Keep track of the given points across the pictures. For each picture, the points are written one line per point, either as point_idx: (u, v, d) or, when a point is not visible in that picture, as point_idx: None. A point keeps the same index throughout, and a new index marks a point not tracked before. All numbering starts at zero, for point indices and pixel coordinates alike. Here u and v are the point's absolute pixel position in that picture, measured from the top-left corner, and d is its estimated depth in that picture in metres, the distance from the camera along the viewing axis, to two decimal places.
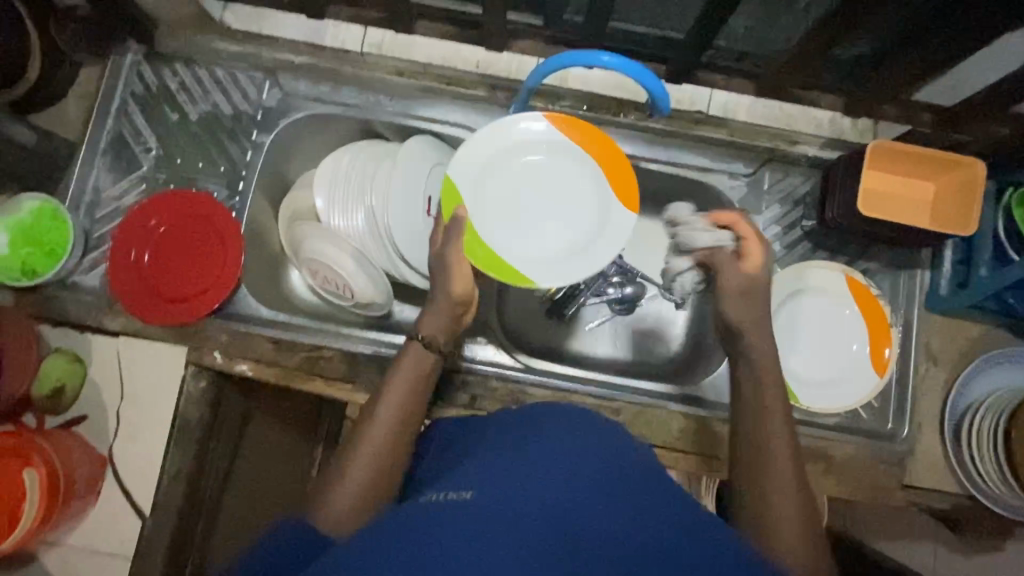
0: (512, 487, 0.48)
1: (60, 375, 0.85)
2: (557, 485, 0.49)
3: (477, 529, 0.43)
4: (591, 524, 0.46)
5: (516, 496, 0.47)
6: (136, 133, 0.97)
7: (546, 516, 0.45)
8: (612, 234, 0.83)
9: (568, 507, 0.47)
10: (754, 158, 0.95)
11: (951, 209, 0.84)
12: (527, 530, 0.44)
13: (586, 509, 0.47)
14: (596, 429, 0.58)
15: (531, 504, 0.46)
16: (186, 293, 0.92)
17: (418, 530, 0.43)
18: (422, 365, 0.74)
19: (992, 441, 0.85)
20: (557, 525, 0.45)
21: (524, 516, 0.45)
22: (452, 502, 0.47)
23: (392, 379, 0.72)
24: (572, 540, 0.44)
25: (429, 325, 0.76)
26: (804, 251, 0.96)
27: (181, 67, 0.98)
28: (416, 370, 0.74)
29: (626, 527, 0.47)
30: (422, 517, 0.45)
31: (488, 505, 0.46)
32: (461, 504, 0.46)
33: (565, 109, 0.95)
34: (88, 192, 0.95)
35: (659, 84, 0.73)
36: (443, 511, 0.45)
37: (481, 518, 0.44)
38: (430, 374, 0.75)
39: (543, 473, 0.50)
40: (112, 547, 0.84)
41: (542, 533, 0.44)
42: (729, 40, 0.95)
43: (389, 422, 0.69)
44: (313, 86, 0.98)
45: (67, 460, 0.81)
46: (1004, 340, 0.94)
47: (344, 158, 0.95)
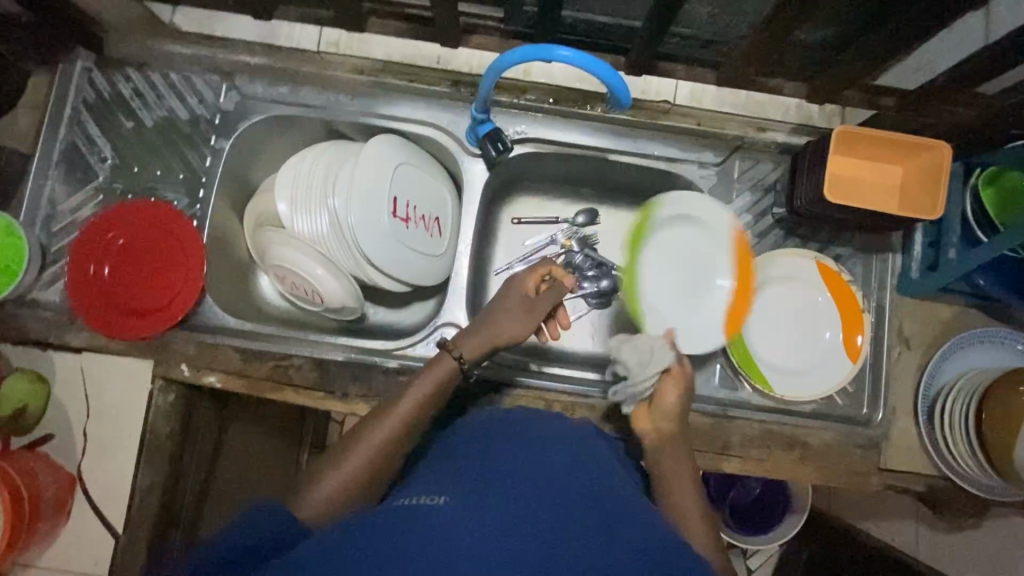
0: (482, 495, 0.49)
1: (22, 396, 0.83)
2: (525, 492, 0.50)
3: (448, 538, 0.44)
4: (560, 533, 0.47)
5: (486, 503, 0.48)
6: (90, 143, 0.94)
7: (514, 522, 0.46)
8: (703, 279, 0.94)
9: (537, 515, 0.48)
10: (723, 148, 0.94)
11: (918, 193, 0.84)
12: (497, 536, 0.45)
13: (554, 519, 0.48)
14: (581, 452, 0.60)
15: (500, 512, 0.47)
16: (148, 306, 0.90)
17: (389, 529, 0.45)
18: (447, 378, 0.75)
19: (964, 423, 0.84)
20: (523, 527, 0.46)
21: (495, 523, 0.46)
22: (425, 508, 0.48)
23: (411, 387, 0.73)
24: (544, 547, 0.45)
25: (468, 348, 0.77)
26: (776, 239, 0.95)
27: (134, 73, 0.96)
28: (434, 382, 0.74)
29: (596, 538, 0.48)
30: (392, 525, 0.46)
31: (460, 513, 0.47)
32: (432, 510, 0.47)
33: (531, 102, 0.94)
34: (44, 205, 0.93)
35: (618, 77, 0.72)
36: (414, 518, 0.46)
37: (451, 525, 0.45)
38: (447, 392, 0.75)
39: (513, 484, 0.51)
40: (85, 566, 0.83)
41: (508, 535, 0.45)
42: (691, 27, 0.93)
43: (391, 428, 0.69)
44: (271, 87, 0.95)
45: (32, 483, 0.80)
46: (976, 320, 0.93)
47: (311, 158, 0.93)
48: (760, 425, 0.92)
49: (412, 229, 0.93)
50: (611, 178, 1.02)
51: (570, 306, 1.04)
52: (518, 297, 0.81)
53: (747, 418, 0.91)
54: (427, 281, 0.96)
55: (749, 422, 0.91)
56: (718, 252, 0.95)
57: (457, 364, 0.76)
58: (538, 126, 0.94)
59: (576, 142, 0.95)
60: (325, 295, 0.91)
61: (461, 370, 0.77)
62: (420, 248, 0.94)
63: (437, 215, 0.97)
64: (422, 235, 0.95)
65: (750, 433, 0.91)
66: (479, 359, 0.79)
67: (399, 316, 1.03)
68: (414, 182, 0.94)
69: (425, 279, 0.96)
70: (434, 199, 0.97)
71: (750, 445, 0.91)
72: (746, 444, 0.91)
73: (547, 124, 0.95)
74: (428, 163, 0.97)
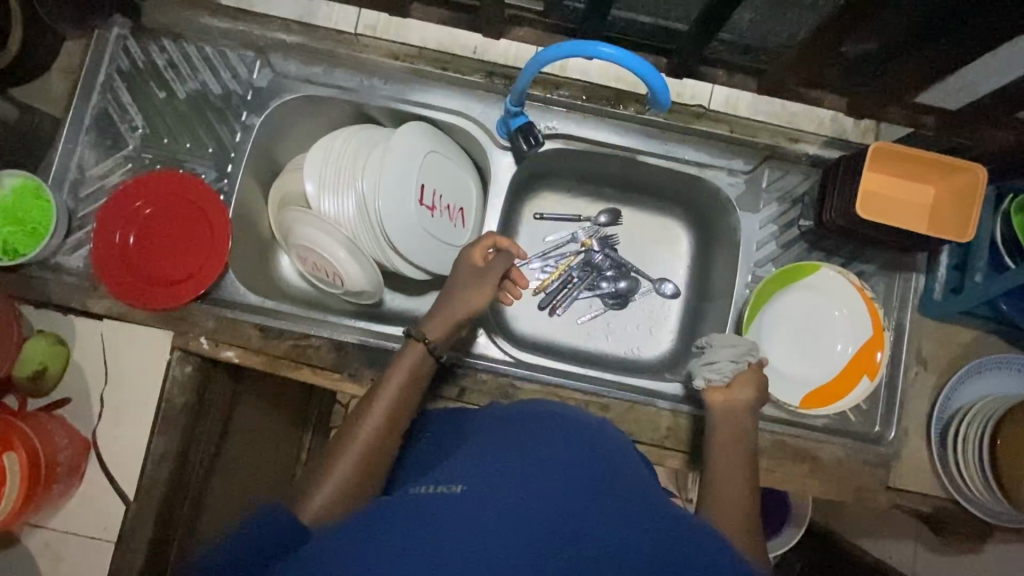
0: (497, 483, 0.49)
1: (41, 358, 0.84)
2: (540, 479, 0.49)
3: (460, 532, 0.45)
4: (575, 519, 0.46)
5: (501, 491, 0.48)
6: (122, 111, 0.94)
7: (528, 515, 0.46)
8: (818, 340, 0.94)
9: (552, 504, 0.47)
10: (754, 156, 0.94)
11: (948, 214, 0.83)
12: (510, 530, 0.45)
13: (570, 510, 0.47)
14: (597, 432, 0.59)
15: (514, 504, 0.47)
16: (170, 277, 0.90)
17: (405, 522, 0.46)
18: (418, 366, 0.79)
19: (977, 447, 0.84)
20: (537, 515, 0.46)
21: (508, 516, 0.46)
22: (438, 497, 0.48)
23: (387, 380, 0.77)
24: (559, 534, 0.45)
25: (431, 331, 0.82)
26: (801, 251, 0.95)
27: (169, 43, 0.96)
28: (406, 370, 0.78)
29: (613, 520, 0.47)
30: (405, 519, 0.46)
31: (476, 503, 0.47)
32: (445, 501, 0.48)
33: (563, 98, 0.93)
34: (72, 170, 0.93)
35: (660, 78, 0.72)
36: (428, 510, 0.47)
37: (465, 517, 0.46)
38: (422, 379, 0.79)
39: (530, 470, 0.50)
40: (95, 531, 0.83)
41: (521, 524, 0.45)
42: (733, 32, 0.93)
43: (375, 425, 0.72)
44: (305, 67, 0.95)
45: (48, 444, 0.80)
46: (995, 346, 0.93)
47: (339, 140, 0.93)
48: (771, 436, 0.92)
49: (436, 217, 0.93)
50: (637, 179, 1.01)
51: (587, 304, 1.05)
52: (468, 272, 0.87)
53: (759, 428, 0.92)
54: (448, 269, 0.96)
55: (760, 432, 0.92)
56: (741, 261, 0.95)
57: (423, 345, 0.80)
58: (569, 122, 0.94)
59: (606, 142, 0.94)
60: (345, 275, 0.91)
61: (429, 351, 0.80)
62: (443, 237, 0.94)
63: (461, 205, 0.97)
64: (446, 224, 0.95)
65: (761, 443, 0.92)
66: (446, 338, 0.82)
67: (417, 304, 1.04)
68: (441, 171, 0.93)
69: (446, 268, 0.96)
70: (459, 188, 0.96)
71: (761, 455, 0.91)
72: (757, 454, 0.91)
73: (578, 122, 0.94)
74: (456, 152, 0.97)
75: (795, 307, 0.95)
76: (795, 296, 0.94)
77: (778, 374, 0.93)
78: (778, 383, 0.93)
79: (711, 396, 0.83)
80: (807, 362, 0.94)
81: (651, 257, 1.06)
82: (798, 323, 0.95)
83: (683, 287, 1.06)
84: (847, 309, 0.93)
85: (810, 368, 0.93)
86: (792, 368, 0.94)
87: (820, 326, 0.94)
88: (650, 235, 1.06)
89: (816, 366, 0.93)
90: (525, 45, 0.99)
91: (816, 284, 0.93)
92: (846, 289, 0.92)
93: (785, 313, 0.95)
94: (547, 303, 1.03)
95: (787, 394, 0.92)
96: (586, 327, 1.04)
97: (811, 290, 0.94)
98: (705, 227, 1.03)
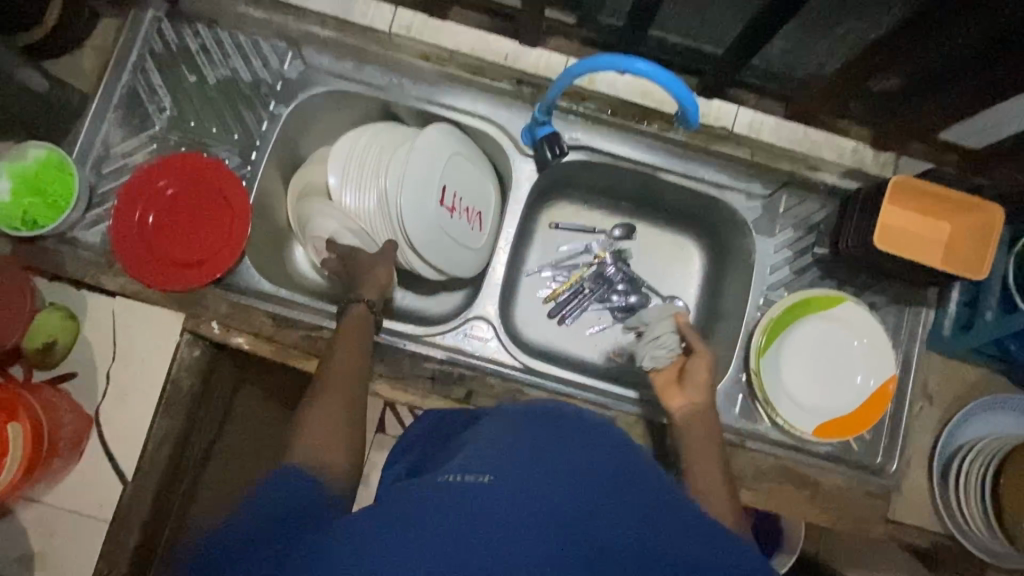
0: (526, 476, 0.49)
1: (50, 331, 0.83)
2: (567, 474, 0.50)
3: (491, 529, 0.46)
4: (599, 526, 0.48)
5: (529, 487, 0.49)
6: (151, 91, 0.95)
7: (557, 515, 0.47)
8: (836, 369, 0.93)
9: (578, 504, 0.48)
10: (773, 181, 0.95)
11: (964, 251, 0.84)
12: (538, 528, 0.46)
13: (594, 515, 0.48)
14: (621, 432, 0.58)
15: (542, 504, 0.48)
16: (186, 260, 0.90)
17: (427, 517, 0.47)
18: (360, 324, 0.85)
19: (979, 484, 0.85)
20: (564, 520, 0.47)
21: (538, 514, 0.47)
22: (466, 489, 0.49)
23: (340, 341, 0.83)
24: (583, 539, 0.47)
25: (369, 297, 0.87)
26: (814, 278, 0.96)
27: (204, 29, 0.96)
28: (352, 329, 0.84)
29: (634, 527, 0.48)
30: (435, 512, 0.47)
31: (504, 498, 0.48)
32: (475, 493, 0.48)
33: (589, 111, 0.94)
34: (97, 146, 0.93)
35: (691, 97, 0.73)
36: (459, 502, 0.48)
37: (494, 512, 0.47)
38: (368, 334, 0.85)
39: (556, 470, 0.50)
40: (90, 508, 0.82)
41: (548, 528, 0.46)
42: (763, 59, 0.94)
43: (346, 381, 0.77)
44: (336, 61, 0.96)
45: (52, 417, 0.79)
46: (1000, 386, 0.94)
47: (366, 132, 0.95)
48: (773, 459, 0.92)
49: (455, 219, 0.93)
50: (655, 196, 1.02)
51: (597, 316, 1.05)
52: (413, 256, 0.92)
53: (762, 451, 0.92)
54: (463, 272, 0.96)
55: (763, 455, 0.92)
56: (754, 283, 0.95)
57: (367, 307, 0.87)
58: (593, 135, 0.95)
59: (627, 156, 0.95)
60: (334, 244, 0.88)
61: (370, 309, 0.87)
62: (460, 239, 0.94)
63: (480, 208, 0.97)
64: (464, 227, 0.95)
65: (763, 466, 0.92)
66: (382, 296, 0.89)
67: (428, 304, 1.04)
68: (463, 173, 0.94)
69: (461, 270, 0.96)
70: (480, 192, 0.97)
71: (762, 478, 0.91)
72: (758, 477, 0.91)
73: (602, 135, 0.95)
74: (479, 156, 0.98)
75: (816, 335, 0.93)
76: (815, 323, 0.93)
77: (792, 400, 0.92)
78: (793, 409, 0.91)
79: (668, 399, 0.85)
80: (824, 390, 0.92)
81: (664, 274, 1.07)
82: (817, 350, 0.93)
83: (692, 305, 1.06)
84: (868, 340, 0.93)
85: (825, 396, 0.92)
86: (808, 395, 0.92)
87: (837, 355, 0.93)
88: (663, 252, 1.07)
89: (832, 395, 0.92)
90: (556, 55, 0.99)
91: (837, 313, 0.93)
92: (864, 320, 0.92)
93: (806, 339, 0.93)
94: (557, 312, 1.03)
95: (801, 420, 0.91)
96: (594, 339, 1.04)
97: (832, 318, 0.93)
98: (720, 248, 1.04)
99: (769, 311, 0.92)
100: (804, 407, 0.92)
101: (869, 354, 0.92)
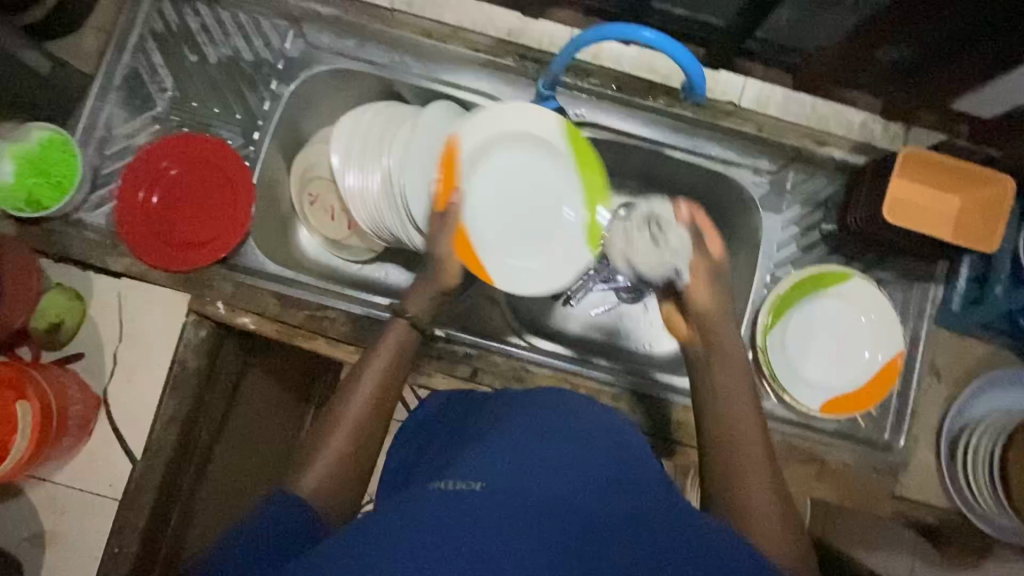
0: (518, 483, 0.48)
1: (59, 311, 0.84)
2: (559, 478, 0.49)
3: (483, 530, 0.44)
4: (597, 519, 0.47)
5: (521, 487, 0.48)
6: (153, 72, 0.94)
7: (547, 516, 0.46)
8: (845, 346, 0.92)
9: (573, 506, 0.47)
10: (780, 156, 0.93)
11: (973, 225, 0.83)
12: (531, 529, 0.45)
13: (591, 507, 0.48)
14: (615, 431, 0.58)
15: (537, 502, 0.47)
16: (192, 240, 0.90)
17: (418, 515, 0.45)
18: (398, 346, 0.75)
19: (986, 460, 0.85)
20: (562, 516, 0.46)
21: (531, 518, 0.45)
22: (459, 490, 0.48)
23: (368, 357, 0.74)
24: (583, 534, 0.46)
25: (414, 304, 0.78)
26: (821, 255, 0.95)
27: (204, 8, 0.96)
28: (391, 349, 0.74)
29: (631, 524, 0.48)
30: (423, 515, 0.45)
31: (496, 497, 0.47)
32: (466, 496, 0.47)
33: (594, 87, 0.93)
34: (100, 127, 0.93)
35: (697, 66, 0.71)
36: (448, 507, 0.45)
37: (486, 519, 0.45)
38: (407, 356, 0.76)
39: (549, 468, 0.51)
40: (101, 487, 0.83)
41: (544, 526, 0.45)
42: (770, 31, 0.94)
43: (362, 402, 0.70)
44: (338, 39, 0.95)
45: (62, 396, 0.80)
46: (1009, 361, 0.93)
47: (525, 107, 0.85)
48: (780, 437, 0.92)
49: None
50: (662, 175, 1.01)
51: (601, 297, 1.05)
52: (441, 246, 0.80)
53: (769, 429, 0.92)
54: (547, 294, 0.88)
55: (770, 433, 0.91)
56: (761, 260, 0.94)
57: (409, 324, 0.77)
58: (598, 111, 0.93)
59: (633, 133, 0.94)
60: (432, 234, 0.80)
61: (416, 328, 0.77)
62: None
63: None
64: None
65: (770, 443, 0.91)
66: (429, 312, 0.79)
67: None
68: None
69: None
70: None
71: None
72: None
73: (607, 111, 0.94)
74: None
75: (822, 314, 0.93)
76: (820, 301, 0.92)
77: (800, 378, 0.92)
78: (801, 387, 0.91)
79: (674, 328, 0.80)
80: (832, 368, 0.92)
81: None
82: (822, 329, 0.93)
83: None
84: (876, 316, 0.92)
85: (834, 373, 0.92)
86: (817, 373, 0.92)
87: (842, 333, 0.93)
88: None
89: (841, 372, 0.92)
90: (558, 28, 0.98)
91: (839, 291, 0.92)
92: (867, 295, 0.92)
93: (811, 319, 0.93)
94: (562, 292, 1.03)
95: (809, 397, 0.91)
96: (597, 320, 1.05)
97: (836, 297, 0.92)
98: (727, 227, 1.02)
99: (776, 289, 0.91)
100: (814, 386, 0.92)
101: (873, 330, 0.92)
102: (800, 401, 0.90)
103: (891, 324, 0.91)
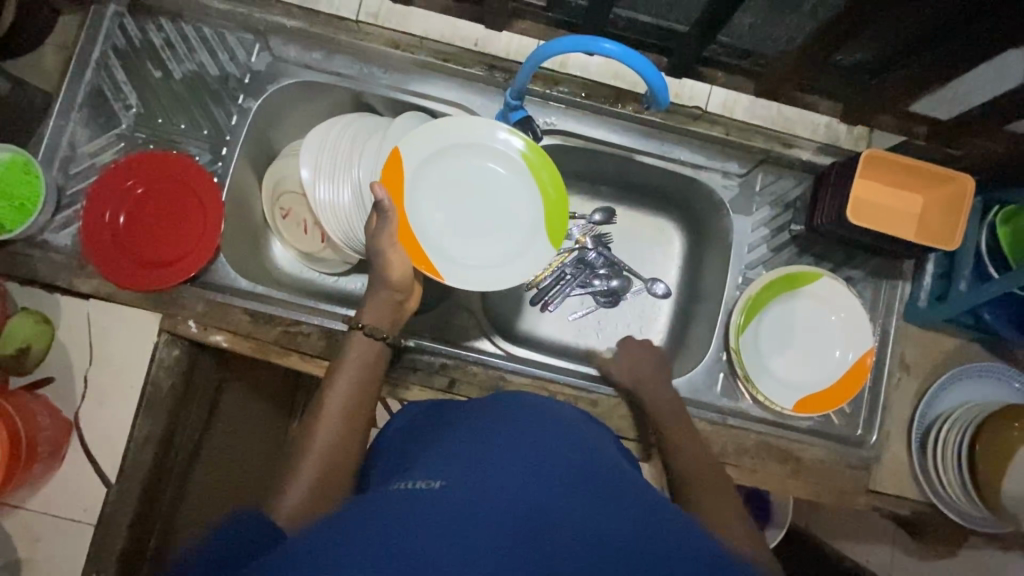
0: (478, 482, 0.49)
1: (26, 336, 0.82)
2: (519, 476, 0.50)
3: (445, 528, 0.44)
4: (552, 515, 0.47)
5: (480, 489, 0.48)
6: (116, 89, 0.93)
7: (507, 513, 0.46)
8: (807, 348, 0.94)
9: (527, 503, 0.47)
10: (748, 159, 0.95)
11: (936, 222, 0.85)
12: (490, 528, 0.45)
13: (549, 502, 0.48)
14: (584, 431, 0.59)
15: (497, 502, 0.47)
16: (159, 260, 0.89)
17: (377, 517, 0.45)
18: (366, 356, 0.78)
19: (957, 451, 0.86)
20: (521, 513, 0.46)
21: (482, 520, 0.45)
22: (419, 494, 0.48)
23: (339, 376, 0.75)
24: (539, 525, 0.46)
25: (367, 316, 0.81)
26: (791, 256, 0.96)
27: (167, 23, 0.94)
28: (366, 367, 0.77)
29: (591, 515, 0.48)
30: (374, 514, 0.46)
31: (455, 498, 0.47)
32: (428, 497, 0.47)
33: (562, 94, 0.93)
34: (63, 146, 0.91)
35: (657, 74, 0.72)
36: (407, 508, 0.46)
37: (441, 516, 0.45)
38: (377, 368, 0.78)
39: (506, 465, 0.51)
40: (74, 513, 0.82)
41: (502, 526, 0.45)
42: (733, 36, 0.95)
43: (335, 420, 0.70)
44: (305, 52, 0.95)
45: (30, 423, 0.78)
46: (976, 354, 0.95)
47: (488, 124, 0.87)
48: (757, 436, 0.93)
49: None
50: (634, 180, 1.03)
51: (579, 302, 1.06)
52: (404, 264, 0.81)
53: (745, 428, 0.93)
54: (504, 286, 0.87)
55: (746, 431, 0.93)
56: (732, 263, 0.96)
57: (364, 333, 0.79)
58: (567, 119, 0.94)
59: (603, 139, 0.95)
60: (374, 228, 0.81)
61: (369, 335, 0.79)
62: None
63: None
64: None
65: (745, 443, 0.92)
66: (382, 321, 0.81)
67: None
68: None
69: None
70: None
71: (744, 455, 0.92)
72: (740, 454, 0.92)
73: (577, 119, 0.94)
74: None
75: (786, 321, 0.95)
76: (777, 308, 0.94)
77: (774, 378, 0.93)
78: (775, 388, 0.93)
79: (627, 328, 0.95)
80: (793, 369, 0.94)
81: (645, 257, 1.07)
82: (782, 331, 0.95)
83: (674, 287, 1.07)
84: (846, 314, 0.93)
85: (802, 373, 0.94)
86: (780, 377, 0.94)
87: (804, 335, 0.95)
88: (645, 237, 1.07)
89: (803, 375, 0.94)
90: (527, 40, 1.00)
91: (795, 293, 0.94)
92: (824, 296, 0.94)
93: (765, 327, 0.95)
94: (539, 298, 1.03)
95: (782, 396, 0.92)
96: (578, 324, 1.05)
97: (792, 303, 0.95)
98: (698, 229, 1.04)
99: (748, 290, 0.91)
100: (783, 385, 0.93)
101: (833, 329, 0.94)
102: (774, 400, 0.91)
103: (853, 322, 0.93)
